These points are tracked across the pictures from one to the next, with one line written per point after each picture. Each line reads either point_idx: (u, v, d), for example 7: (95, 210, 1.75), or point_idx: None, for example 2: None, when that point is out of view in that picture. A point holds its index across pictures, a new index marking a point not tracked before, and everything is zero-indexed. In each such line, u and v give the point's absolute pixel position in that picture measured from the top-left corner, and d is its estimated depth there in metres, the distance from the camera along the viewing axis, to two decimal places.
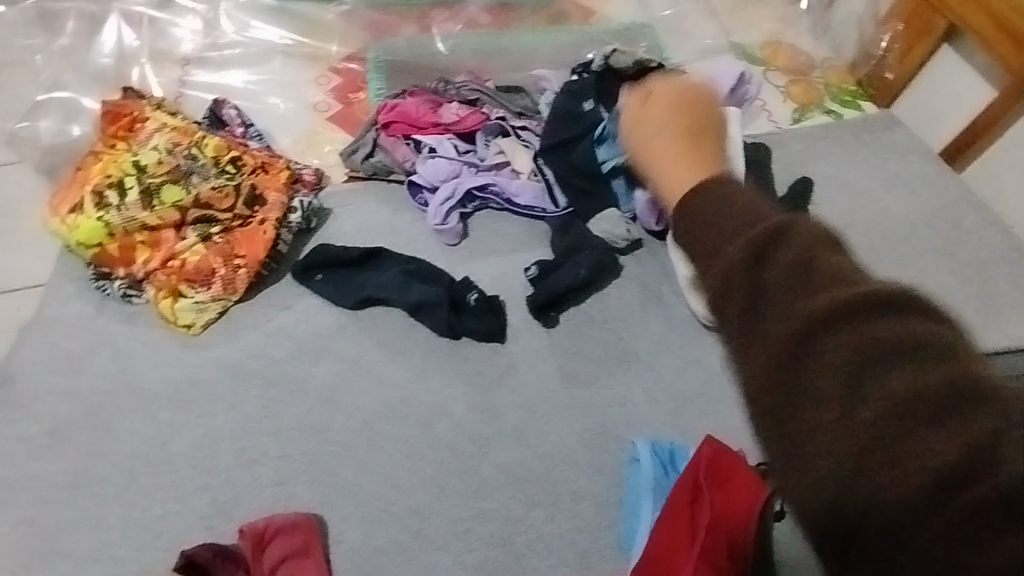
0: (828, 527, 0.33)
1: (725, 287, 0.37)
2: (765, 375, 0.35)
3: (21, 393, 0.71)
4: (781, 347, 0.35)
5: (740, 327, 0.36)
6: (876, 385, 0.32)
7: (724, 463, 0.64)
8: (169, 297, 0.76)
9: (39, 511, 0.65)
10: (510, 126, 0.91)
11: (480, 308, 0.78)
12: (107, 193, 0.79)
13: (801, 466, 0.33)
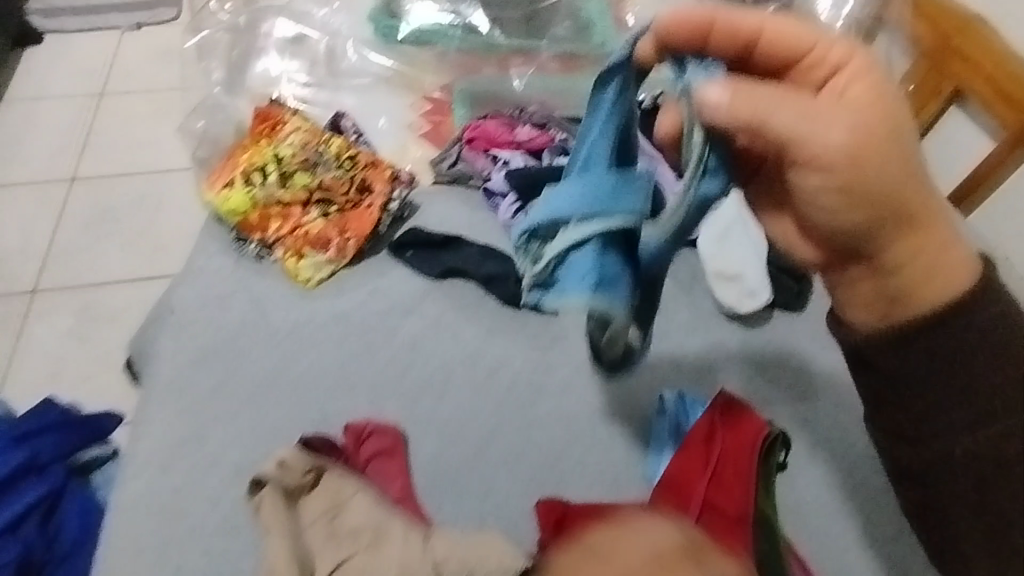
0: (917, 492, 0.56)
1: (884, 330, 0.55)
2: (919, 391, 0.54)
3: (179, 318, 0.90)
4: (928, 392, 0.53)
5: (894, 372, 0.55)
6: (984, 425, 0.51)
7: (736, 411, 0.80)
8: (294, 257, 0.96)
9: (189, 405, 0.83)
10: (571, 147, 1.10)
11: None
12: (253, 175, 1.00)
13: (924, 456, 0.54)
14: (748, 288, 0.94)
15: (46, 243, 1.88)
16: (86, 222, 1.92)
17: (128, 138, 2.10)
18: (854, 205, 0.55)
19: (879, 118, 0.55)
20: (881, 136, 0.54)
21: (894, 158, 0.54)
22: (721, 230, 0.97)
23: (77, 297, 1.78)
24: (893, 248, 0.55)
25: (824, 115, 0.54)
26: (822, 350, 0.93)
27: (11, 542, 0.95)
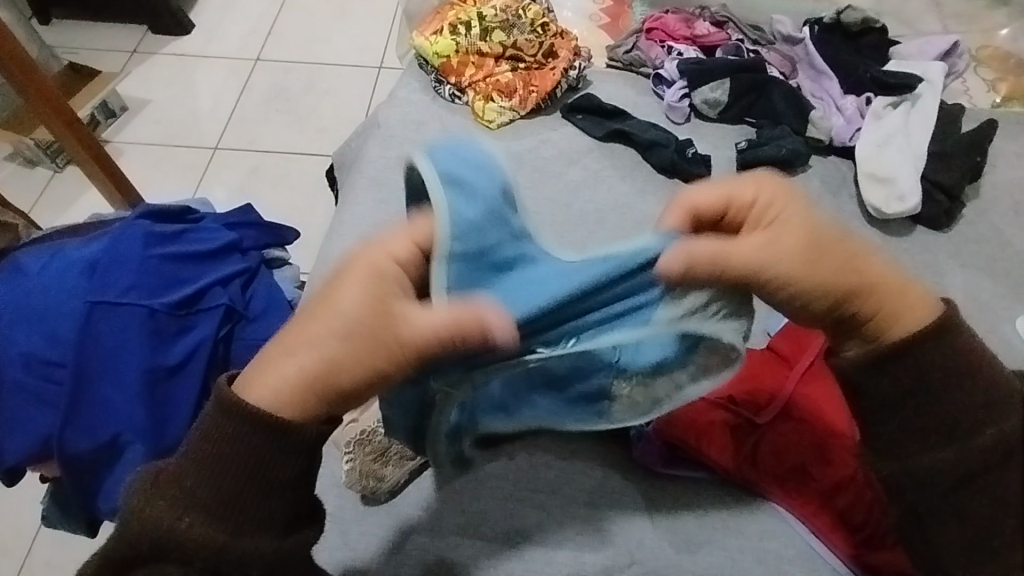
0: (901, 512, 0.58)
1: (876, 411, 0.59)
2: (891, 418, 0.59)
3: (385, 132, 1.07)
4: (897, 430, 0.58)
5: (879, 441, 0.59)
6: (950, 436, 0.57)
7: None
8: (482, 100, 1.10)
9: (386, 197, 1.00)
10: (744, 47, 1.17)
11: (697, 158, 1.03)
12: (459, 28, 1.14)
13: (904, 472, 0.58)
14: (897, 191, 0.97)
15: (233, 107, 2.17)
16: (269, 93, 2.19)
17: (312, 27, 2.34)
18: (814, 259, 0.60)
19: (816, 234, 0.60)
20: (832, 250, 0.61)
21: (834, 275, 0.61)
22: (883, 137, 1.02)
23: (255, 155, 2.06)
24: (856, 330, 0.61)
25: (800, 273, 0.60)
26: (959, 267, 0.97)
27: (220, 293, 1.11)
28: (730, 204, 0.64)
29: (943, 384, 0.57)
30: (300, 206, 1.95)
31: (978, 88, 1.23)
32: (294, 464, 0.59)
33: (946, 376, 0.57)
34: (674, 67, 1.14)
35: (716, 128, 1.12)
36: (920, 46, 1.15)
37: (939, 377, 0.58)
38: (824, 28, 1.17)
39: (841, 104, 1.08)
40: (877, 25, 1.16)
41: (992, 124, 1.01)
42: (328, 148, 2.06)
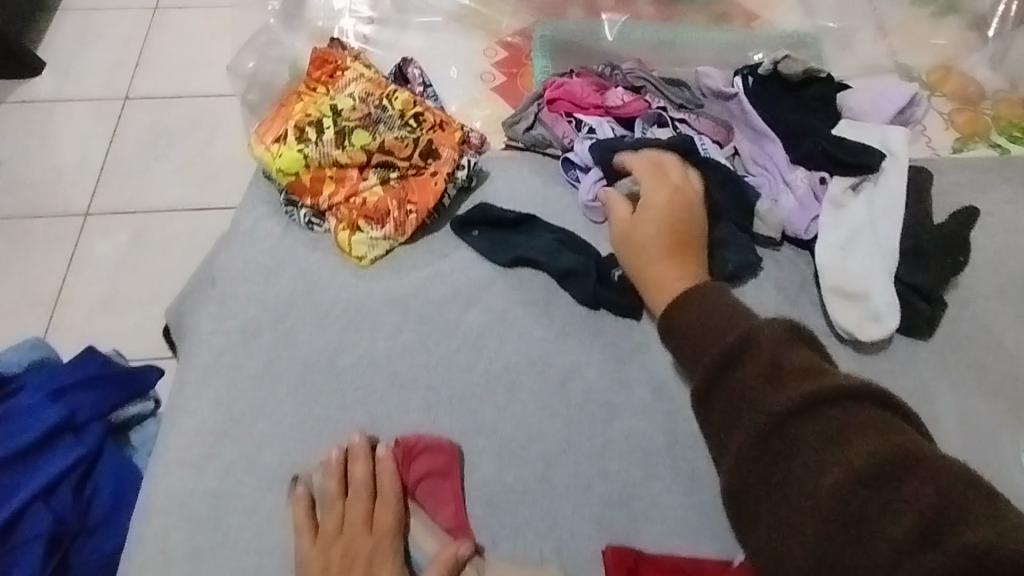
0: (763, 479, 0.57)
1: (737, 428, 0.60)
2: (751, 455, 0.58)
3: (223, 292, 0.82)
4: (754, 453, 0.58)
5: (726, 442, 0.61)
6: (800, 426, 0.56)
7: None
8: (348, 230, 0.85)
9: (230, 393, 0.76)
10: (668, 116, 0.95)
11: (625, 283, 0.82)
12: (306, 130, 0.87)
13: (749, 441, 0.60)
14: (873, 310, 0.77)
15: (103, 159, 1.58)
16: (143, 137, 1.61)
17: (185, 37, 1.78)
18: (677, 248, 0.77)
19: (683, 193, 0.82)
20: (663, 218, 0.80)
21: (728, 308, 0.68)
22: (846, 237, 0.81)
23: (135, 216, 1.50)
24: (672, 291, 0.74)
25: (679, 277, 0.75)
26: (949, 391, 0.80)
27: (42, 510, 0.90)
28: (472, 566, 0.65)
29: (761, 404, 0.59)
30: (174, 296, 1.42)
31: (936, 124, 1.07)
32: None
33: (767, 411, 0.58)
34: (585, 151, 0.91)
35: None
36: (874, 97, 0.95)
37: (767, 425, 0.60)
38: (759, 79, 0.96)
39: (790, 181, 0.88)
40: (821, 74, 0.97)
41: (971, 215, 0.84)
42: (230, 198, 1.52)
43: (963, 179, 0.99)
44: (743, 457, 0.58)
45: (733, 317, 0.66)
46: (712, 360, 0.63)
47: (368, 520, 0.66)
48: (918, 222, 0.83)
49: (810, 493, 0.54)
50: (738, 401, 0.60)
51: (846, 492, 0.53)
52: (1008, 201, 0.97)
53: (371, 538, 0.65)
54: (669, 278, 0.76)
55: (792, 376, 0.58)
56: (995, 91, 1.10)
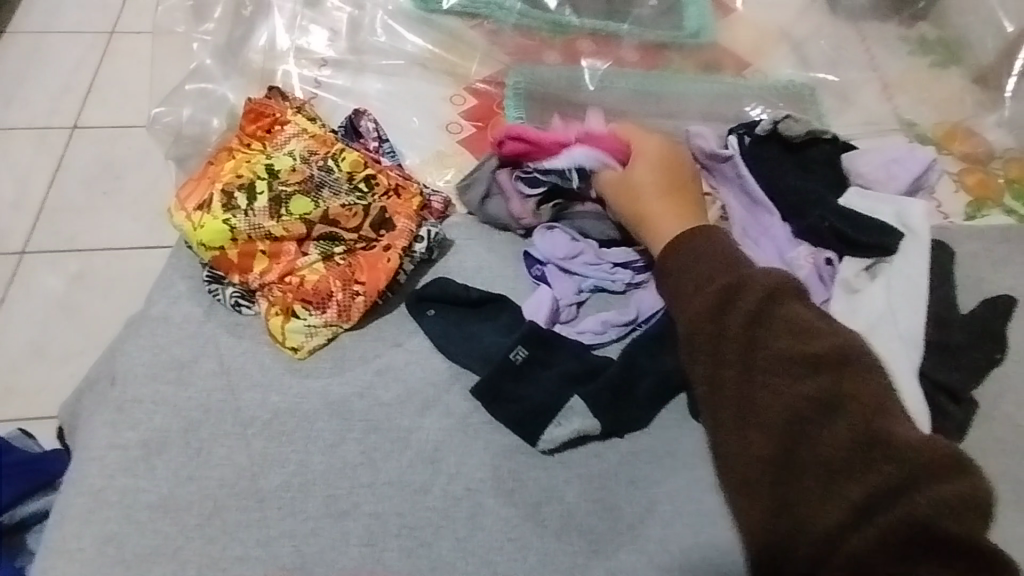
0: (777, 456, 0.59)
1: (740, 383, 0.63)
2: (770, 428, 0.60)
3: (124, 394, 0.68)
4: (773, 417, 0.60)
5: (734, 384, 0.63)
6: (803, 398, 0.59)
7: None
8: (281, 315, 0.71)
9: (122, 529, 0.61)
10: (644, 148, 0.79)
11: (577, 411, 0.66)
12: (236, 194, 0.74)
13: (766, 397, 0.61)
14: None
15: (43, 201, 1.40)
16: (90, 172, 1.44)
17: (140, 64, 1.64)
18: (677, 194, 0.75)
19: (675, 156, 0.79)
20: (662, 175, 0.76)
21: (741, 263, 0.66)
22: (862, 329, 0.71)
23: (82, 253, 1.33)
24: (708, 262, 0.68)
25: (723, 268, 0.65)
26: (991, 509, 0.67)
27: None
28: None
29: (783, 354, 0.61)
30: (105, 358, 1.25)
31: (945, 188, 0.98)
32: None
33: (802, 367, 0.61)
34: (547, 246, 0.78)
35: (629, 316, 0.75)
36: (885, 160, 0.85)
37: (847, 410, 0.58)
38: (756, 139, 0.86)
39: (791, 260, 0.78)
40: (825, 135, 0.87)
41: (1010, 300, 0.73)
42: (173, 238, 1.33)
43: (979, 251, 0.90)
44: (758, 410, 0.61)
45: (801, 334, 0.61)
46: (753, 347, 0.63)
47: None
48: (944, 309, 0.73)
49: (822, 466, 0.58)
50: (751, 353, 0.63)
51: (801, 418, 0.59)
52: None
53: None
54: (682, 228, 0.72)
55: (776, 335, 0.62)
56: (1004, 150, 1.02)
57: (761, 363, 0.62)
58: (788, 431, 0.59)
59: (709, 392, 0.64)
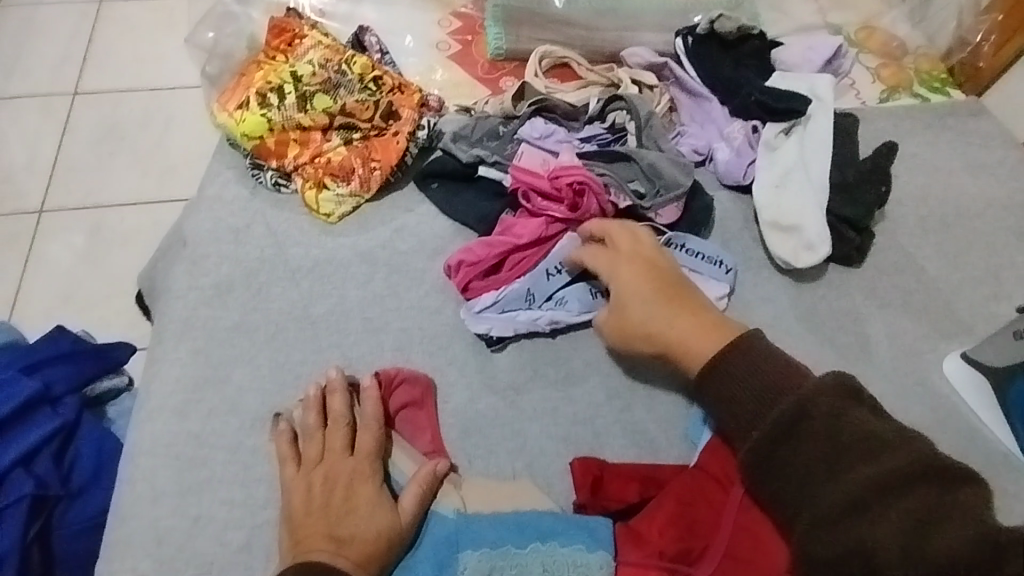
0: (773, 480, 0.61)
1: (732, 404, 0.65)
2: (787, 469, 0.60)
3: (193, 252, 0.84)
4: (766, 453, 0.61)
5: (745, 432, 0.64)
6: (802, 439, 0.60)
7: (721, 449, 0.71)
8: (314, 188, 0.88)
9: (209, 344, 0.78)
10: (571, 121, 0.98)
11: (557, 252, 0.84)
12: (269, 95, 0.91)
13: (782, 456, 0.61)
14: (805, 239, 0.85)
15: (54, 160, 1.55)
16: (96, 133, 1.59)
17: (133, 30, 1.76)
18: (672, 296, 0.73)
19: (666, 273, 0.75)
20: (664, 284, 0.74)
21: (717, 320, 0.72)
22: (779, 176, 0.89)
23: (92, 212, 1.49)
24: (679, 331, 0.71)
25: (704, 338, 0.70)
26: (880, 310, 0.87)
27: (23, 478, 0.92)
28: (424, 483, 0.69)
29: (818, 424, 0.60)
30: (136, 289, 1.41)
31: (863, 78, 1.15)
32: None
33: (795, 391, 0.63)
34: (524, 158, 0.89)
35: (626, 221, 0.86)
36: (803, 50, 1.03)
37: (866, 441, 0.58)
38: (698, 39, 1.03)
39: (728, 133, 0.96)
40: (754, 31, 1.04)
41: (891, 146, 0.91)
42: (188, 190, 1.52)
43: (890, 126, 1.07)
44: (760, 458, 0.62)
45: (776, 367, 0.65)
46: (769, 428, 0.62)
47: (369, 445, 0.70)
48: (845, 160, 0.91)
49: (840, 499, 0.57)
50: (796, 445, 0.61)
51: (879, 484, 0.55)
52: (928, 145, 1.04)
53: (348, 462, 0.69)
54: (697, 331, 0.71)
55: (775, 397, 0.63)
56: (917, 46, 1.19)
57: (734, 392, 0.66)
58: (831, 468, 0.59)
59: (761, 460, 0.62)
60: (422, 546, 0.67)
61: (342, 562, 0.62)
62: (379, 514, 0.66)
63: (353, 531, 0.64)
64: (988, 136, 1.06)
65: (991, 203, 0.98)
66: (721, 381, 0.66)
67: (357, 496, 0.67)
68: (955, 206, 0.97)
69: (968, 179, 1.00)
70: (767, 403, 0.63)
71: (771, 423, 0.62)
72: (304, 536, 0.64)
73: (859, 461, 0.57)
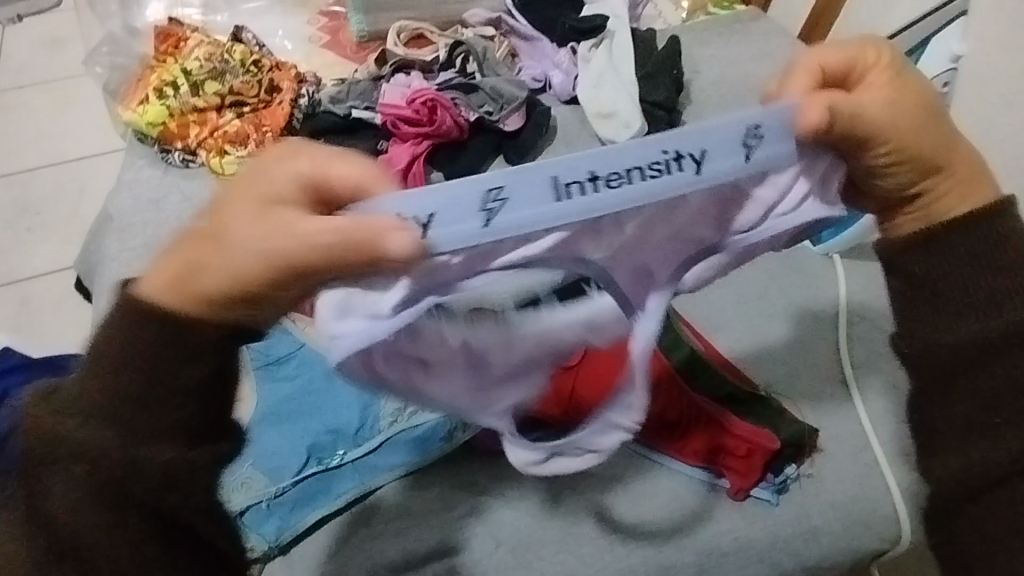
0: (934, 374, 0.55)
1: (937, 285, 0.54)
2: (968, 350, 0.53)
3: (119, 222, 0.97)
4: (970, 349, 0.53)
5: (935, 332, 0.54)
6: (985, 349, 0.52)
7: None
8: (218, 156, 1.03)
9: None
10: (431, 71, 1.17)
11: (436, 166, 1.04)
12: (165, 89, 1.08)
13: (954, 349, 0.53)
14: (623, 120, 1.06)
15: None
16: (10, 209, 1.64)
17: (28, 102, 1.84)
18: (926, 125, 0.50)
19: (920, 92, 0.50)
20: (934, 114, 0.50)
21: (946, 134, 0.51)
22: (595, 78, 1.12)
23: (21, 284, 1.52)
24: (932, 143, 0.50)
25: (942, 160, 0.51)
26: None
27: None
28: (322, 188, 0.41)
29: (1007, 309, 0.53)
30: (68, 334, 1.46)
31: (668, 9, 1.38)
32: (164, 456, 0.47)
33: (1003, 302, 0.53)
34: (388, 96, 1.08)
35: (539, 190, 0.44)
36: None
37: None
38: None
39: (557, 61, 1.17)
40: None
41: (677, 43, 1.14)
42: None
43: (693, 39, 1.29)
44: (954, 353, 0.53)
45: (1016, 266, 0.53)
46: (1010, 323, 0.52)
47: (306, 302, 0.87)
48: (650, 60, 1.13)
49: (988, 407, 0.53)
50: (997, 349, 0.52)
51: None
52: (725, 47, 1.27)
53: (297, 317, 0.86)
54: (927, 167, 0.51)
55: (994, 298, 0.53)
56: None
57: (956, 291, 0.53)
58: (1004, 386, 0.52)
59: (925, 365, 0.55)
60: (305, 404, 0.80)
61: (228, 317, 0.44)
62: (253, 248, 0.40)
63: (224, 285, 0.42)
64: (770, 31, 1.30)
65: (774, 78, 1.21)
66: (937, 268, 0.54)
67: (291, 235, 0.40)
68: (746, 85, 1.20)
69: (757, 65, 1.23)
70: (988, 308, 0.53)
71: (929, 270, 0.54)
72: (185, 271, 0.43)
73: (1016, 360, 0.52)
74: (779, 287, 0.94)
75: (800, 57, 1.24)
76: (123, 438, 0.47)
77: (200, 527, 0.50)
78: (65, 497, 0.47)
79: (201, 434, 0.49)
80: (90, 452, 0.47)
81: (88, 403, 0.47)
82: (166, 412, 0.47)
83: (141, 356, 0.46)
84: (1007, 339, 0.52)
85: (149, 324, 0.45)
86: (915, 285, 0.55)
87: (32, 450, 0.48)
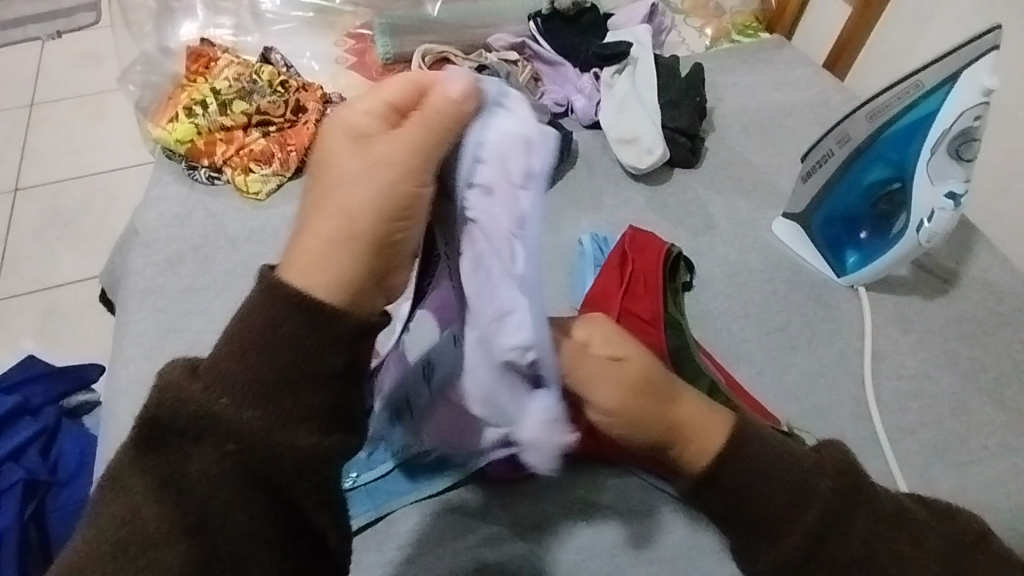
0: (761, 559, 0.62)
1: (756, 542, 0.62)
2: (789, 558, 0.60)
3: (146, 238, 0.99)
4: (793, 556, 0.60)
5: (744, 532, 0.63)
6: (793, 539, 0.61)
7: (641, 240, 0.92)
8: (243, 173, 1.05)
9: (168, 303, 0.92)
10: None
11: None
12: (194, 108, 1.10)
13: (774, 537, 0.62)
14: (644, 146, 1.06)
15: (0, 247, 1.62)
16: (40, 221, 1.67)
17: (62, 116, 1.88)
18: (639, 390, 0.61)
19: (639, 369, 0.62)
20: (661, 390, 0.63)
21: (714, 411, 0.65)
22: (617, 105, 1.12)
23: (47, 292, 1.55)
24: (683, 412, 0.63)
25: (711, 436, 0.63)
26: (718, 196, 1.06)
27: (15, 468, 1.02)
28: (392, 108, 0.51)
29: (802, 508, 0.61)
30: (91, 344, 1.48)
31: (691, 35, 1.38)
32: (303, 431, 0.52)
33: (803, 502, 0.61)
34: None
35: (491, 297, 0.53)
36: (627, 14, 1.29)
37: (846, 529, 0.61)
38: (545, 18, 1.26)
39: (579, 86, 1.18)
40: (587, 6, 1.29)
41: (700, 70, 1.14)
42: None
43: (715, 66, 1.29)
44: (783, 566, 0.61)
45: (796, 468, 0.62)
46: (809, 522, 0.60)
47: None
48: (672, 87, 1.13)
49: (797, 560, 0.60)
50: (792, 530, 0.61)
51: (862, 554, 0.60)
52: (748, 74, 1.27)
53: None
54: (693, 419, 0.63)
55: (789, 492, 0.61)
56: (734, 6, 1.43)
57: (772, 539, 0.62)
58: (807, 550, 0.60)
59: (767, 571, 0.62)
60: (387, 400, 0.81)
61: (355, 257, 0.49)
62: (367, 174, 0.48)
63: (364, 204, 0.48)
64: (794, 60, 1.29)
65: (797, 106, 1.20)
66: (728, 481, 0.62)
67: (351, 186, 0.49)
68: (768, 113, 1.19)
69: (780, 93, 1.23)
70: (799, 494, 0.61)
71: (725, 495, 0.63)
72: (303, 251, 0.50)
73: (831, 546, 0.60)
74: (800, 318, 0.92)
75: (824, 85, 1.23)
76: (266, 420, 0.51)
77: (312, 513, 0.54)
78: (203, 469, 0.52)
79: (332, 423, 0.53)
80: (241, 426, 0.51)
81: (224, 380, 0.51)
82: (306, 394, 0.51)
83: (275, 327, 0.50)
84: (819, 519, 0.60)
85: (287, 305, 0.50)
86: (722, 506, 0.63)
87: (143, 432, 0.53)
